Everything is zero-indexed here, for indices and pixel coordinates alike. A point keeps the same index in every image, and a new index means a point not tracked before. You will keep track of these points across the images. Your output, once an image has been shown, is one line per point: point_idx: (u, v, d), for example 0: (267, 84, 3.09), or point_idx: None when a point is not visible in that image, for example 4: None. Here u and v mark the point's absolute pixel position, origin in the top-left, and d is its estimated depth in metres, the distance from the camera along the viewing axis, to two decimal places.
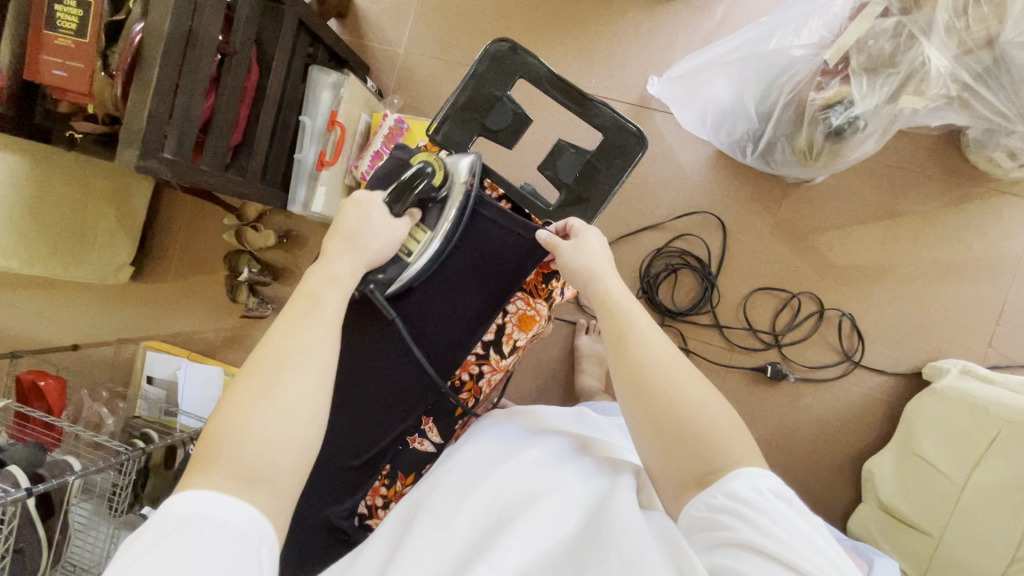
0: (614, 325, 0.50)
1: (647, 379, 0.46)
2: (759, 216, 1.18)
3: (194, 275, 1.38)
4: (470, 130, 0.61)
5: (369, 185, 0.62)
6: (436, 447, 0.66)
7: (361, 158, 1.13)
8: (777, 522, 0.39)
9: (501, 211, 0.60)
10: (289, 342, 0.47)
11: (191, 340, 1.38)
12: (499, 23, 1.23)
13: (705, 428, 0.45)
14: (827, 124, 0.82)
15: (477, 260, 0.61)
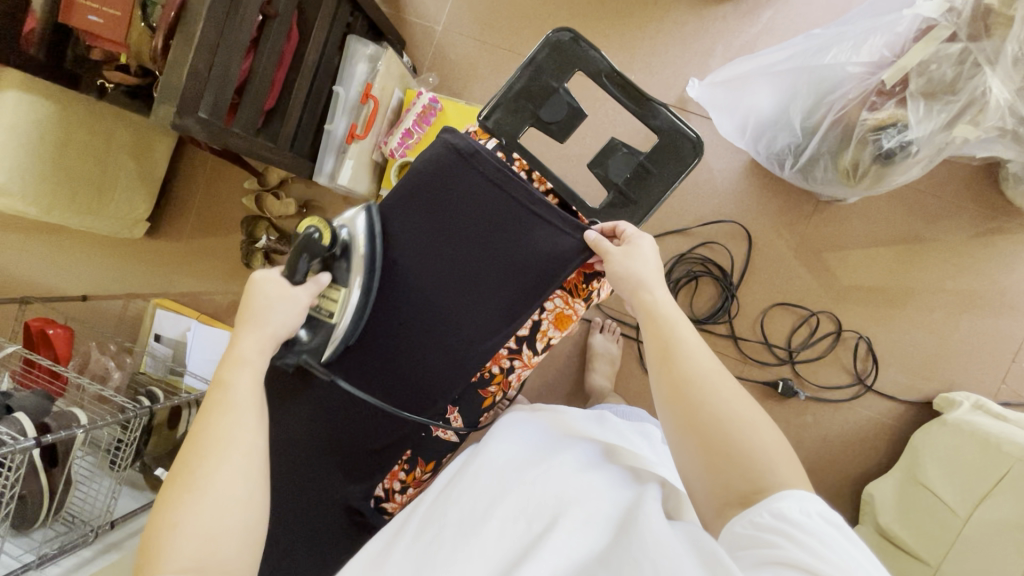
0: (658, 339, 0.50)
1: (690, 396, 0.47)
2: (787, 231, 1.17)
3: (210, 237, 1.36)
4: (522, 119, 0.60)
5: (416, 171, 0.62)
6: (459, 437, 0.68)
7: (391, 135, 1.11)
8: (825, 543, 0.38)
9: (551, 209, 0.59)
10: (213, 431, 0.50)
11: (201, 301, 1.37)
12: (542, 8, 1.21)
13: (751, 447, 0.45)
14: (878, 145, 0.81)
15: (518, 258, 0.60)
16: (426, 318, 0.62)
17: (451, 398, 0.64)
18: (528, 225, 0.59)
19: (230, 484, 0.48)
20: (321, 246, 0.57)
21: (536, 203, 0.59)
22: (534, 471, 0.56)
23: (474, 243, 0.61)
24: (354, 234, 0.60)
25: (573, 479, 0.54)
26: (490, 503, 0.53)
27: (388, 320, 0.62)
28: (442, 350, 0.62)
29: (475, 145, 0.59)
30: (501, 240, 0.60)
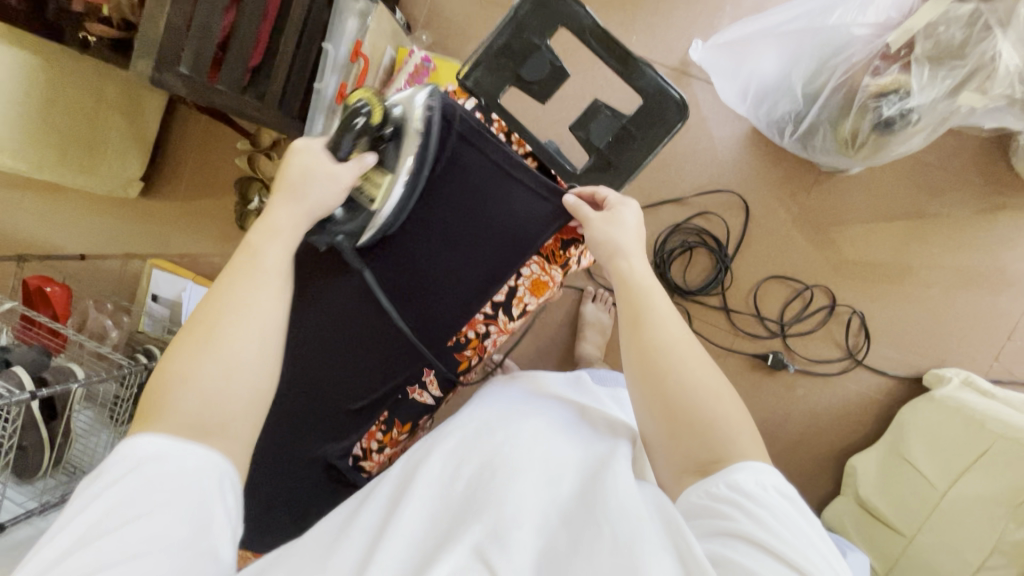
0: (632, 305, 0.50)
1: (664, 361, 0.47)
2: (785, 202, 1.14)
3: (204, 198, 1.36)
4: (502, 78, 0.58)
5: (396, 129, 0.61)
6: (435, 399, 0.67)
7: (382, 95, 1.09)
8: (776, 516, 0.39)
9: (530, 171, 0.58)
10: (228, 302, 0.48)
11: (197, 263, 1.38)
12: None
13: (716, 416, 0.45)
14: (877, 113, 0.79)
15: (497, 221, 0.60)
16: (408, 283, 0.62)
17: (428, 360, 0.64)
18: (506, 188, 0.59)
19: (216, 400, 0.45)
20: (368, 126, 0.52)
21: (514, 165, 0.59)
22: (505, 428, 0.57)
23: (454, 208, 0.60)
24: (404, 120, 0.54)
25: (541, 441, 0.55)
26: (461, 456, 0.53)
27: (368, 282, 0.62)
28: (419, 310, 0.63)
29: (455, 103, 0.58)
30: (480, 200, 0.60)
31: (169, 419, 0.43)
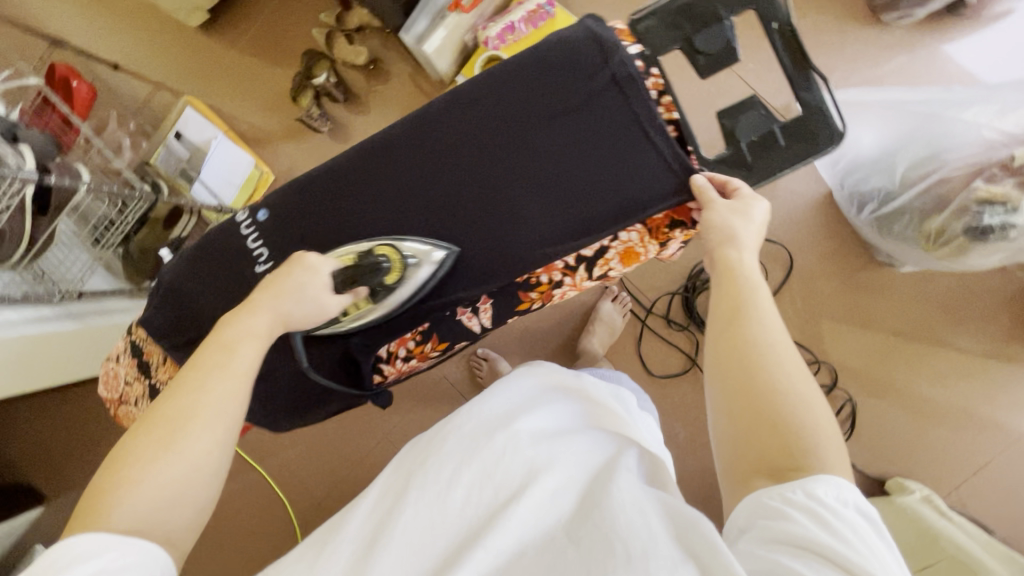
0: (726, 296, 0.49)
1: (748, 356, 0.46)
2: (825, 275, 1.15)
3: (270, 57, 1.30)
4: (673, 37, 0.55)
5: (544, 45, 0.56)
6: (481, 328, 0.65)
7: (492, 22, 1.05)
8: (848, 531, 0.37)
9: (667, 137, 0.53)
10: (187, 402, 0.44)
11: (235, 117, 1.31)
12: None
13: (796, 421, 0.43)
14: (976, 218, 0.78)
15: (614, 177, 0.55)
16: (494, 210, 0.58)
17: (491, 290, 0.61)
18: (638, 152, 0.54)
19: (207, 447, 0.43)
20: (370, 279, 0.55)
21: (653, 128, 0.54)
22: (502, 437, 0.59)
23: (573, 153, 0.56)
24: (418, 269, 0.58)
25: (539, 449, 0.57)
26: (457, 468, 0.56)
27: (456, 189, 0.58)
28: (500, 239, 0.58)
29: (618, 41, 0.53)
30: (607, 150, 0.55)
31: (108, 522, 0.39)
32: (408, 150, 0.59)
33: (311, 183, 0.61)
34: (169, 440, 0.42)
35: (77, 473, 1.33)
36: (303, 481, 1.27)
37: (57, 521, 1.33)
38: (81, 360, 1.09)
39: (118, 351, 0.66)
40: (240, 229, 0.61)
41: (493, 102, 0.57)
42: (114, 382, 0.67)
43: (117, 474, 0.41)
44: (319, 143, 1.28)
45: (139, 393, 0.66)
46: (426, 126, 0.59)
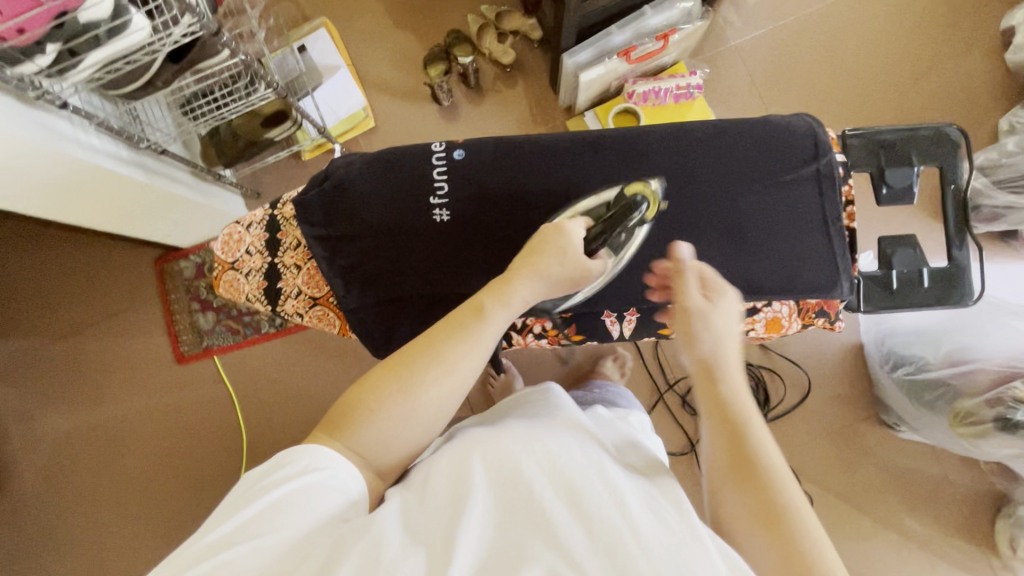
0: (723, 393, 0.53)
1: (759, 460, 0.49)
2: (836, 417, 1.20)
3: (420, 20, 1.35)
4: (869, 162, 0.63)
5: (763, 121, 0.63)
6: (618, 335, 0.71)
7: (642, 80, 1.17)
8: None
9: (841, 237, 0.61)
10: (445, 353, 0.53)
11: (361, 56, 1.34)
12: (810, 105, 1.28)
13: (808, 536, 0.46)
14: (1010, 411, 0.87)
15: (787, 253, 0.61)
16: (672, 236, 0.61)
17: (642, 306, 0.66)
18: (813, 242, 0.61)
19: (435, 399, 0.53)
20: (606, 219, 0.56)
21: (835, 226, 0.61)
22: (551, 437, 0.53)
23: (760, 218, 0.61)
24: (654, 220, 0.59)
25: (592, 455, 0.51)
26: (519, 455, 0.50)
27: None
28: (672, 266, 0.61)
29: (829, 145, 0.61)
30: (790, 228, 0.61)
31: (356, 436, 0.51)
32: (616, 155, 0.63)
33: (511, 146, 0.65)
34: (406, 383, 0.52)
35: (69, 324, 1.34)
36: (289, 414, 1.28)
37: (37, 361, 1.33)
38: (120, 208, 1.02)
39: (252, 220, 0.69)
40: (432, 156, 0.65)
41: (709, 148, 0.62)
42: (234, 246, 0.69)
43: (367, 403, 0.52)
44: (430, 113, 1.32)
45: (255, 266, 0.68)
46: (640, 142, 0.63)
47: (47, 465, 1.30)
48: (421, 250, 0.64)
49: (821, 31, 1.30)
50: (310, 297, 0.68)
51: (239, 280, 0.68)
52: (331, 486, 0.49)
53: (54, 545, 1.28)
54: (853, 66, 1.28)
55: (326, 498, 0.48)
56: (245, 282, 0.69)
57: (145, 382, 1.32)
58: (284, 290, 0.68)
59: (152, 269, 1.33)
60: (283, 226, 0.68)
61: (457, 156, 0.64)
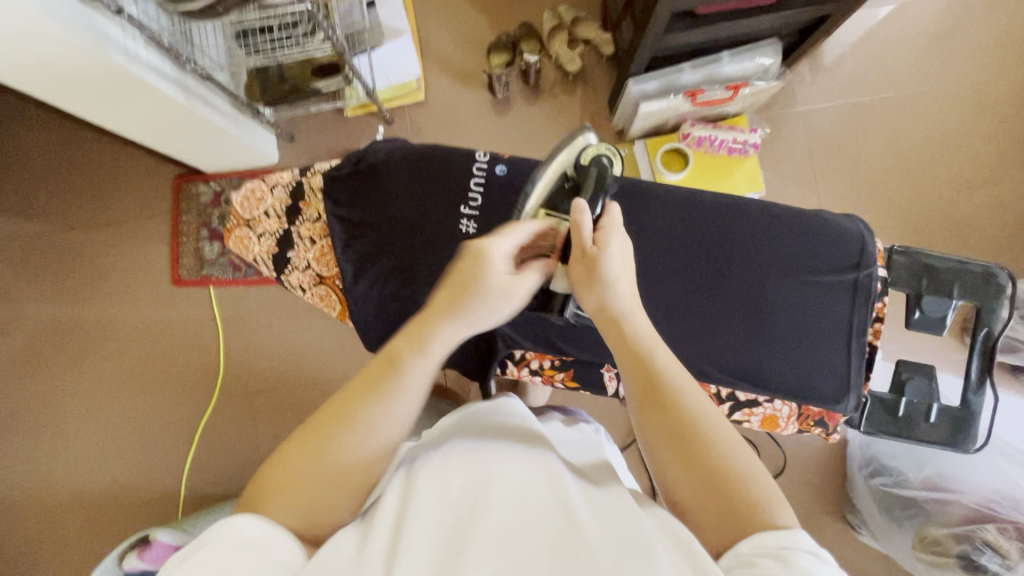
0: (634, 354, 0.52)
1: (680, 416, 0.49)
2: (805, 506, 1.19)
3: (493, 5, 1.32)
4: (908, 282, 0.62)
5: (815, 215, 0.61)
6: (611, 390, 0.72)
7: (701, 124, 1.15)
8: (812, 565, 0.40)
9: (860, 352, 0.59)
10: (354, 415, 0.49)
11: (425, 27, 1.31)
12: (862, 190, 1.25)
13: (740, 472, 0.46)
14: (980, 556, 0.87)
15: (801, 353, 0.59)
16: (694, 306, 0.60)
17: None
18: (830, 349, 0.59)
19: (359, 456, 0.49)
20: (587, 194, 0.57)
21: (857, 338, 0.59)
22: (498, 453, 0.53)
23: (784, 312, 0.59)
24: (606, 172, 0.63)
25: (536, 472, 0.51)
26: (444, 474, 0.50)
27: (675, 268, 0.61)
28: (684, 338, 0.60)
29: (875, 256, 0.59)
30: (811, 330, 0.59)
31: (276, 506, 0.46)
32: (658, 210, 0.62)
33: (554, 174, 0.66)
34: (316, 450, 0.48)
35: (77, 217, 1.33)
36: (272, 363, 1.28)
37: (37, 245, 1.33)
38: (150, 122, 1.00)
39: (276, 181, 0.68)
40: (475, 165, 0.65)
41: (752, 227, 0.61)
42: (252, 203, 0.68)
43: (285, 469, 0.48)
44: (482, 101, 1.30)
45: (270, 229, 0.67)
46: (685, 205, 0.62)
47: (25, 350, 1.31)
48: (443, 259, 0.64)
49: (893, 119, 1.26)
50: (318, 274, 0.67)
51: (250, 240, 0.67)
52: (262, 553, 0.42)
53: (13, 426, 1.29)
54: (915, 161, 1.25)
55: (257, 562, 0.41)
56: (255, 243, 0.68)
57: (137, 297, 1.31)
58: (294, 261, 0.67)
59: (170, 185, 1.32)
60: (307, 197, 0.67)
61: (498, 171, 0.65)
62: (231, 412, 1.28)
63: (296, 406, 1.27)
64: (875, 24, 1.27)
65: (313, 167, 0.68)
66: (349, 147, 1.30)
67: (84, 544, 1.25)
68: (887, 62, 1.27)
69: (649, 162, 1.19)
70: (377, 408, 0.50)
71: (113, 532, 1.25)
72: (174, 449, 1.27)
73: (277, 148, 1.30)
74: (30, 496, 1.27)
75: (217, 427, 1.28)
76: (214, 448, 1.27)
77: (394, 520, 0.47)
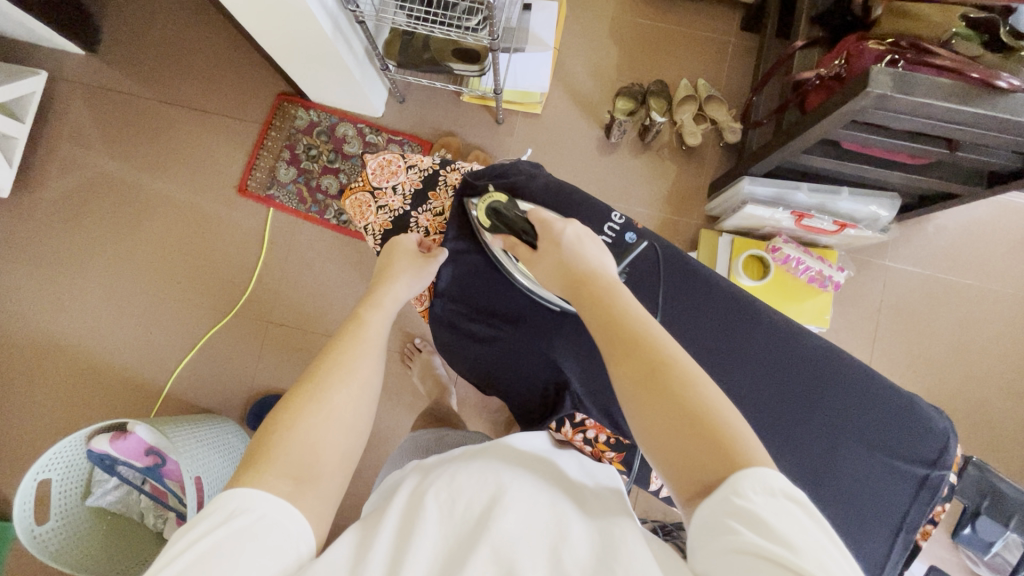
0: (609, 304, 0.52)
1: (647, 360, 0.46)
2: None
3: (636, 54, 1.32)
4: (973, 493, 0.74)
5: (912, 399, 0.62)
6: (650, 483, 0.75)
7: (793, 244, 1.14)
8: (790, 525, 0.35)
9: (904, 546, 0.62)
10: None
11: (565, 49, 1.32)
12: (917, 363, 1.24)
13: (714, 405, 0.43)
14: None
15: (852, 522, 0.62)
16: (770, 434, 0.63)
17: None
18: (875, 529, 0.61)
19: None
20: (516, 218, 0.65)
21: (908, 531, 0.61)
22: (491, 469, 0.52)
23: (849, 478, 0.62)
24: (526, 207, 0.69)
25: (525, 481, 0.52)
26: (437, 490, 0.48)
27: (763, 393, 0.64)
28: None
29: (952, 462, 0.61)
30: (868, 508, 0.61)
31: None
32: (767, 336, 0.66)
33: (683, 265, 0.69)
34: None
35: (172, 93, 1.33)
36: (298, 302, 1.28)
37: (125, 104, 1.33)
38: (289, 41, 1.01)
39: (416, 165, 0.78)
40: (609, 223, 0.72)
41: (844, 387, 0.63)
42: (385, 175, 0.78)
43: None
44: (591, 137, 1.30)
45: (390, 205, 0.78)
46: (792, 341, 0.65)
47: (73, 200, 1.30)
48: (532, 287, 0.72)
49: (969, 308, 1.25)
50: None
51: (370, 209, 0.77)
52: (265, 527, 0.41)
53: (33, 263, 1.28)
54: (977, 356, 1.24)
55: (271, 529, 0.41)
56: (374, 213, 0.78)
57: (197, 190, 1.31)
58: None
59: (271, 99, 1.32)
60: (437, 189, 0.77)
61: (627, 238, 0.71)
62: (242, 332, 1.27)
63: (304, 350, 1.27)
64: (987, 213, 1.27)
65: (453, 165, 0.77)
66: (451, 129, 1.31)
67: (56, 403, 1.24)
68: (983, 252, 1.26)
69: (731, 258, 1.18)
70: None
71: (86, 403, 1.24)
72: (176, 345, 1.27)
73: (385, 104, 1.31)
74: (24, 335, 1.26)
75: (224, 341, 1.27)
76: (213, 360, 1.26)
77: (399, 524, 0.45)
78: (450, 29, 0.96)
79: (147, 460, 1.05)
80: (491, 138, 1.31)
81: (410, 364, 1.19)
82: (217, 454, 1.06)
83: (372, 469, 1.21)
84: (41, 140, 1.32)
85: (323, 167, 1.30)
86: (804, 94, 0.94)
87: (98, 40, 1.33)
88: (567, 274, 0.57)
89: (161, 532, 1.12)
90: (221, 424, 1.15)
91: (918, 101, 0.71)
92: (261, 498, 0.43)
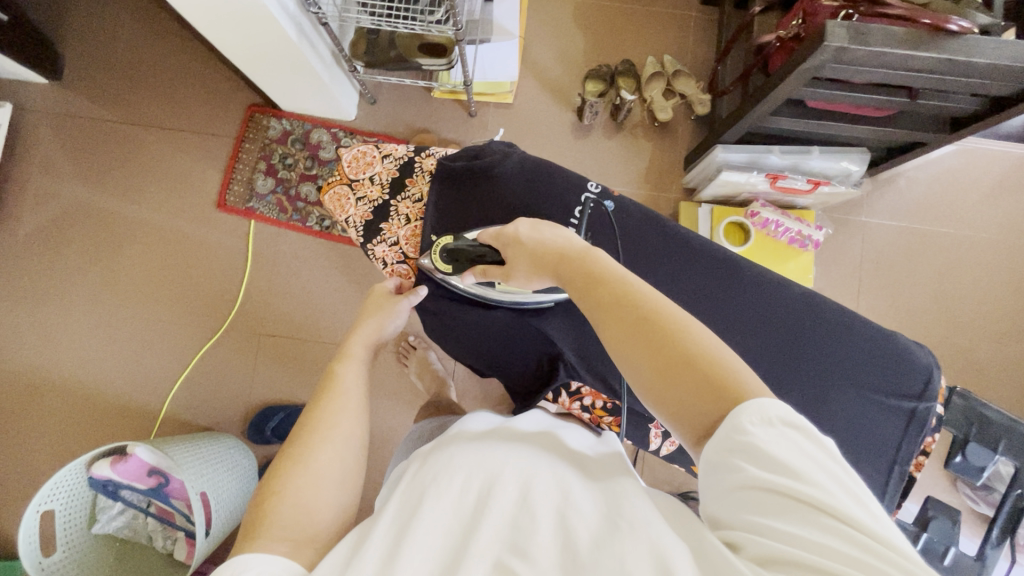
0: (591, 269, 0.52)
1: (637, 312, 0.47)
2: None
3: (601, 37, 1.34)
4: (962, 426, 0.78)
5: (895, 335, 0.65)
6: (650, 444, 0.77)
7: (771, 207, 1.17)
8: (793, 453, 0.37)
9: (900, 476, 0.64)
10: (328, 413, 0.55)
11: (530, 37, 1.34)
12: (902, 312, 1.27)
13: (704, 347, 0.44)
14: None
15: (849, 458, 0.64)
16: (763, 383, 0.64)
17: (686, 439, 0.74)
18: (869, 462, 0.64)
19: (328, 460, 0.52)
20: (469, 246, 0.67)
21: (902, 461, 0.64)
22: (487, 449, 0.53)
23: (841, 416, 0.63)
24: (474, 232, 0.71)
25: (520, 455, 0.52)
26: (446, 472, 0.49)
27: (753, 344, 0.66)
28: None
29: (939, 391, 0.63)
30: (862, 445, 0.63)
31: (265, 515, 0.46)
32: (751, 289, 0.67)
33: (660, 226, 0.71)
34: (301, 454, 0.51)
35: (141, 114, 1.32)
36: (289, 312, 1.28)
37: (94, 129, 1.32)
38: (253, 50, 1.01)
39: (390, 153, 0.79)
40: (585, 193, 0.73)
41: (829, 329, 0.65)
42: (361, 167, 0.79)
43: (290, 460, 0.51)
44: (565, 122, 1.32)
45: (368, 196, 0.79)
46: (777, 292, 0.67)
47: (50, 230, 1.29)
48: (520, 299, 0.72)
49: (947, 254, 1.28)
50: (402, 251, 0.78)
51: (349, 201, 0.78)
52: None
53: (16, 297, 1.27)
54: (960, 299, 1.27)
55: None
56: (353, 205, 0.79)
57: (175, 209, 1.30)
58: (383, 233, 0.78)
59: (242, 112, 1.32)
60: (415, 176, 0.78)
61: (605, 206, 0.72)
62: (234, 347, 1.27)
63: (299, 359, 1.27)
64: (957, 160, 1.30)
65: (427, 150, 0.79)
66: (425, 126, 1.31)
67: (51, 436, 1.23)
68: (956, 199, 1.29)
69: (711, 227, 1.21)
70: (337, 405, 0.56)
71: (84, 433, 1.23)
72: (169, 366, 1.26)
73: (357, 107, 1.31)
74: (14, 371, 1.25)
75: (217, 357, 1.26)
76: (208, 377, 1.26)
77: (402, 509, 0.46)
78: (414, 24, 0.97)
79: (150, 481, 1.04)
80: (466, 133, 1.31)
81: (405, 361, 1.20)
82: (221, 470, 1.05)
83: (378, 469, 1.21)
84: (12, 172, 1.30)
85: (301, 175, 1.30)
86: (768, 57, 0.95)
87: (60, 66, 1.32)
88: (548, 256, 0.57)
89: (171, 553, 1.09)
90: (223, 441, 1.14)
91: (875, 50, 0.73)
92: (258, 559, 0.42)
